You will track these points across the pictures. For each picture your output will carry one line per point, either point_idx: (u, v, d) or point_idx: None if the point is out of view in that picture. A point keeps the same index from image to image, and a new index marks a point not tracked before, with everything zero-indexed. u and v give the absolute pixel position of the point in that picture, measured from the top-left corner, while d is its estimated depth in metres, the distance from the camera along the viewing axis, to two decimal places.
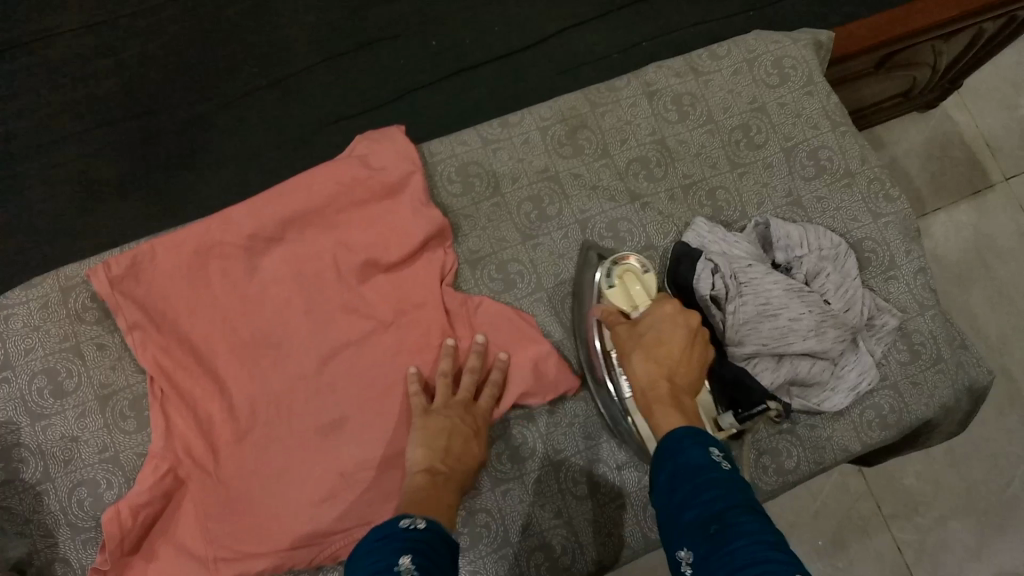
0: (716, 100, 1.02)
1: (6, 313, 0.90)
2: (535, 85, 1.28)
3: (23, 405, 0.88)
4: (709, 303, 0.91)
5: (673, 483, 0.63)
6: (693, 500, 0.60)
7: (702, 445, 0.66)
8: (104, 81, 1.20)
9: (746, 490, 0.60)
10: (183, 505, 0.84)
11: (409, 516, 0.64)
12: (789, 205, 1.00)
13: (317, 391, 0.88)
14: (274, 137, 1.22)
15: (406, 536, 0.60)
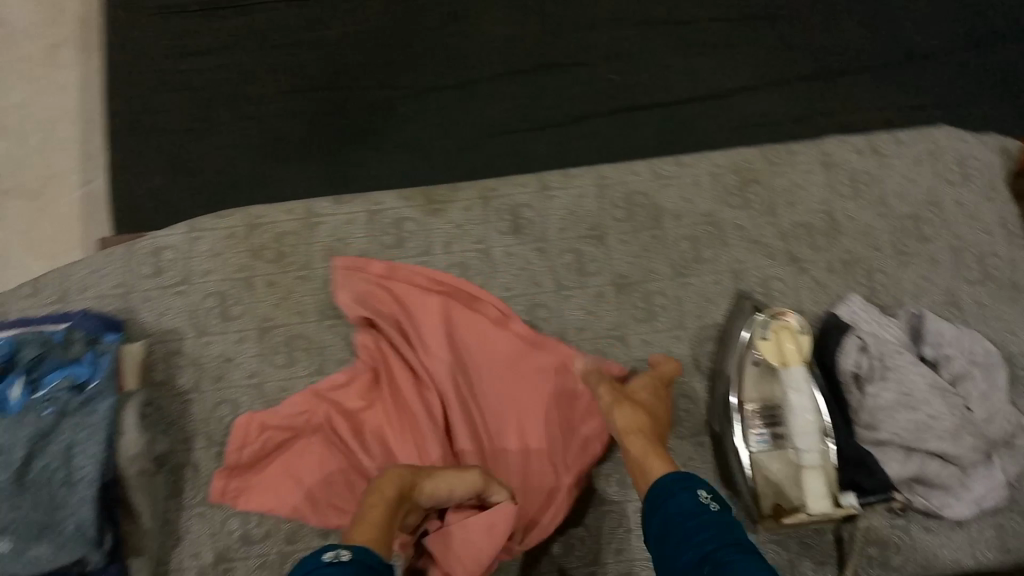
0: (893, 185, 1.03)
1: (196, 234, 0.98)
2: (705, 135, 1.29)
3: (192, 319, 0.96)
4: (850, 380, 0.92)
5: (665, 529, 0.67)
6: (685, 542, 0.63)
7: (690, 489, 0.69)
8: (309, 50, 1.30)
9: (733, 526, 0.65)
10: (302, 446, 0.92)
11: (332, 548, 0.67)
12: (946, 303, 0.99)
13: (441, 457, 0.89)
14: (451, 136, 1.29)
15: (326, 569, 0.63)
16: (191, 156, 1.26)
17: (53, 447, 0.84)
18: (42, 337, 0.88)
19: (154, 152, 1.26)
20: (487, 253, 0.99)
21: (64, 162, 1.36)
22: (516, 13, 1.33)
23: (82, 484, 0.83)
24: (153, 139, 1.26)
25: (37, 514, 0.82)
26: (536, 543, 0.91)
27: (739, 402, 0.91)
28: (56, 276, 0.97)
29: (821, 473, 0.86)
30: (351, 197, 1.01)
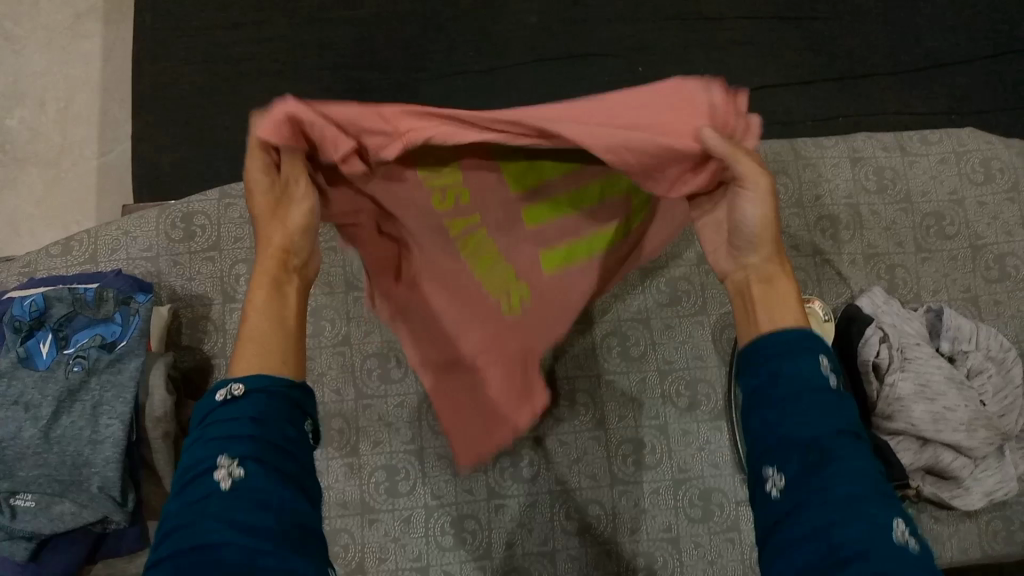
0: (918, 182, 1.04)
1: (228, 202, 0.99)
2: None
3: (220, 285, 0.97)
4: (869, 369, 0.92)
5: (763, 394, 0.55)
6: (786, 418, 0.53)
7: (814, 350, 0.56)
8: (336, 28, 1.30)
9: (849, 419, 0.53)
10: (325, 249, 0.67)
11: (225, 381, 0.53)
12: (965, 301, 1.00)
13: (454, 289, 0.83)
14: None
15: (226, 413, 0.51)
16: (215, 129, 1.27)
17: (80, 405, 0.83)
18: (74, 294, 0.88)
19: (177, 124, 1.27)
20: None
21: (81, 134, 1.35)
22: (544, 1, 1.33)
23: (106, 444, 0.81)
24: (177, 111, 1.27)
25: (61, 471, 0.81)
26: (552, 520, 0.92)
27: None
28: (85, 237, 0.97)
29: None
30: None
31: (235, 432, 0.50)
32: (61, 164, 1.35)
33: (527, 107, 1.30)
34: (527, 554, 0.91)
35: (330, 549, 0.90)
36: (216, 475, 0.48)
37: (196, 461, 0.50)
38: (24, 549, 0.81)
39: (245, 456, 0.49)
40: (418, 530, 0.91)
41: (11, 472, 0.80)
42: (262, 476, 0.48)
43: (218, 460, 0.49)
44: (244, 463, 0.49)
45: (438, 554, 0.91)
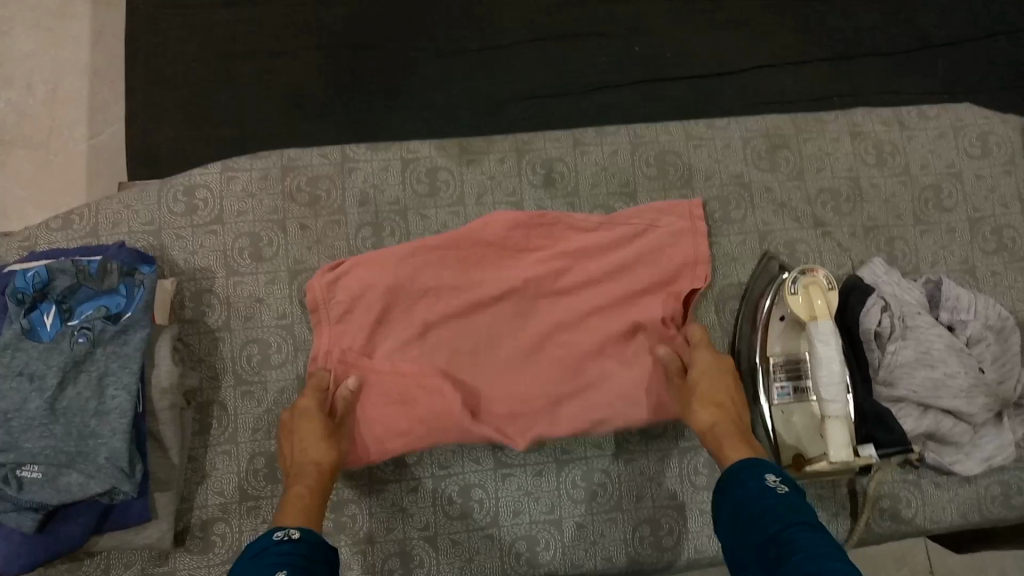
0: (916, 155, 1.05)
1: (230, 174, 0.98)
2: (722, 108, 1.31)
3: (224, 258, 0.96)
4: (871, 337, 0.93)
5: (738, 512, 0.70)
6: (759, 518, 0.67)
7: (757, 475, 0.73)
8: (332, 7, 1.30)
9: (804, 511, 0.67)
10: (406, 338, 0.92)
11: (283, 529, 0.71)
12: (963, 272, 1.01)
13: (466, 329, 0.93)
14: (471, 101, 1.30)
15: (278, 549, 0.66)
16: (211, 110, 1.26)
17: (85, 375, 0.82)
18: (76, 266, 0.86)
19: (172, 104, 1.26)
20: (519, 205, 1.01)
21: (72, 116, 1.34)
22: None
23: (113, 414, 0.81)
24: (170, 92, 1.26)
25: (67, 443, 0.80)
26: (558, 489, 0.93)
27: (762, 357, 0.93)
28: (85, 211, 0.96)
29: (841, 427, 0.85)
30: (385, 145, 1.01)
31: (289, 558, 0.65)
32: (51, 146, 1.33)
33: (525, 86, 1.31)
34: (535, 522, 0.92)
35: (337, 521, 0.90)
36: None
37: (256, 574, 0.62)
38: (31, 520, 0.80)
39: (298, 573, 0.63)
40: (426, 499, 0.92)
41: (16, 443, 0.79)
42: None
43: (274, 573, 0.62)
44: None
45: (446, 523, 0.91)
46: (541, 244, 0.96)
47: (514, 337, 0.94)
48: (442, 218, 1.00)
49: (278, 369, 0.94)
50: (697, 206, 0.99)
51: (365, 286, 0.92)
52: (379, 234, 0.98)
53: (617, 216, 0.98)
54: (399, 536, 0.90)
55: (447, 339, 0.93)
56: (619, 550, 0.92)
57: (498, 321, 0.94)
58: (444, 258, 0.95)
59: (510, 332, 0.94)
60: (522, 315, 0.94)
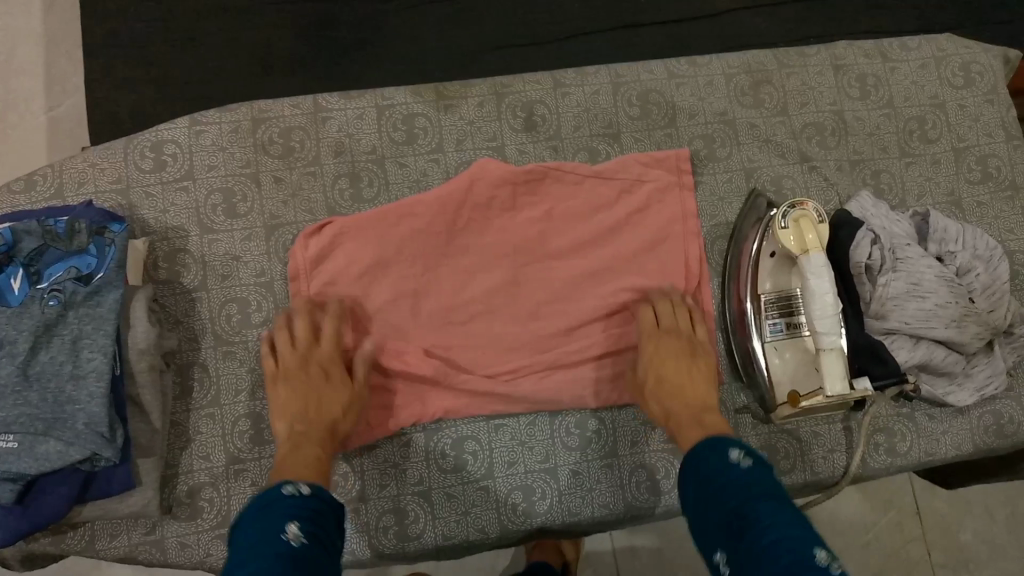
0: (900, 87, 1.04)
1: (198, 129, 0.94)
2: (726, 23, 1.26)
3: (197, 216, 0.92)
4: (861, 271, 0.90)
5: (700, 487, 0.70)
6: (719, 500, 0.66)
7: (719, 449, 0.73)
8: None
9: (766, 486, 0.66)
10: (382, 319, 0.90)
11: (292, 483, 0.70)
12: (949, 203, 1.01)
13: (446, 313, 0.91)
14: (445, 50, 1.23)
15: (288, 503, 0.66)
16: (174, 74, 1.17)
17: (59, 339, 0.78)
18: (42, 227, 0.82)
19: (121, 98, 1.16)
20: (500, 151, 0.98)
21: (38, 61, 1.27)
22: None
23: (90, 377, 0.77)
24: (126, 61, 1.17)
25: (43, 410, 0.75)
26: (553, 439, 0.90)
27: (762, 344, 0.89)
28: (49, 171, 0.92)
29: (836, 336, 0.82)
30: (359, 92, 0.98)
31: (297, 512, 0.65)
32: (7, 120, 1.26)
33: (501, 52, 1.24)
34: (532, 470, 0.89)
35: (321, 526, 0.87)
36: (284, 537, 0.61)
37: (265, 528, 0.62)
38: (10, 491, 0.75)
39: (305, 528, 0.63)
40: (419, 448, 0.88)
41: None
42: (312, 552, 0.61)
43: (285, 527, 0.62)
44: (305, 535, 0.62)
45: (440, 477, 0.88)
46: (523, 242, 0.93)
47: (501, 319, 0.92)
48: (422, 166, 0.97)
49: (259, 328, 0.91)
50: (684, 157, 0.97)
51: (347, 253, 0.90)
52: (357, 185, 0.95)
53: (605, 170, 0.96)
54: (377, 524, 0.86)
55: (431, 324, 0.90)
56: (616, 497, 0.89)
57: (481, 293, 0.92)
58: (416, 228, 0.91)
59: (495, 305, 0.92)
60: (506, 308, 0.92)
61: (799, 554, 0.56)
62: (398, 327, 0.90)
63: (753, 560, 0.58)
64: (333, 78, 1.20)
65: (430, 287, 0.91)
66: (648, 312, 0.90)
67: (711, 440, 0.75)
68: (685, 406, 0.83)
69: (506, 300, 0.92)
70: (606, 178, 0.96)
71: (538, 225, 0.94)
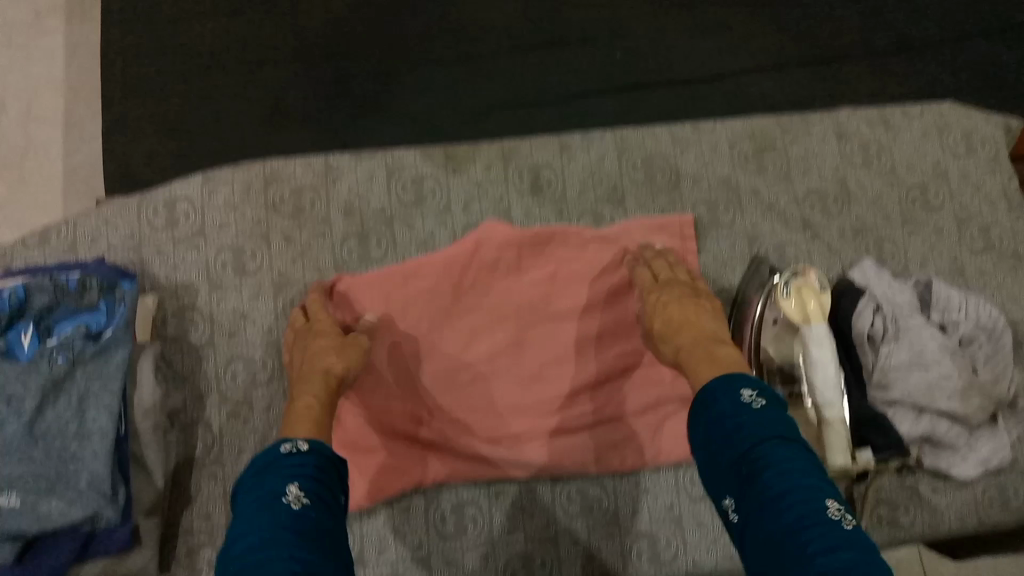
0: (903, 155, 1.04)
1: (211, 187, 0.96)
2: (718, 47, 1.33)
3: (207, 274, 0.94)
4: (864, 341, 0.93)
5: (709, 431, 0.66)
6: (733, 437, 0.63)
7: (731, 388, 0.67)
8: (308, 79, 1.28)
9: (781, 425, 0.63)
10: (398, 350, 0.92)
11: (292, 440, 0.69)
12: (952, 272, 1.02)
13: (460, 339, 0.93)
14: (455, 81, 1.29)
15: (291, 463, 0.66)
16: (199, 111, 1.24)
17: (65, 397, 0.80)
18: (55, 284, 0.84)
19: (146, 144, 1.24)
20: (507, 213, 0.99)
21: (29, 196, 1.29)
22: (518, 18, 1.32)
23: (94, 437, 0.80)
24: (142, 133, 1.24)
25: (46, 467, 0.78)
26: (553, 504, 0.92)
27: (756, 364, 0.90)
28: (64, 226, 0.94)
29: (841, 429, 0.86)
30: (370, 153, 0.99)
31: (299, 474, 0.65)
32: (26, 166, 1.29)
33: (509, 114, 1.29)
34: (528, 536, 0.90)
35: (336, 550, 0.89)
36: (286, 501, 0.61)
37: (267, 492, 0.62)
38: (9, 550, 0.77)
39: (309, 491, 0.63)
40: (419, 518, 0.90)
41: None
42: (315, 514, 0.62)
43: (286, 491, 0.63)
44: (308, 497, 0.63)
45: (439, 542, 0.90)
46: (526, 332, 0.95)
47: (504, 390, 0.93)
48: (430, 228, 0.98)
49: (265, 387, 0.92)
50: (688, 223, 0.98)
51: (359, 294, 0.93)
52: (366, 245, 0.97)
53: (609, 235, 0.97)
54: (388, 529, 0.90)
55: (446, 355, 0.93)
56: (618, 566, 0.90)
57: (488, 336, 0.94)
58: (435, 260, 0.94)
59: (508, 340, 0.94)
60: (523, 316, 0.95)
61: (811, 516, 0.56)
62: (419, 326, 0.93)
63: (763, 517, 0.58)
64: (347, 102, 1.27)
65: (446, 315, 0.94)
66: (644, 272, 0.91)
67: (726, 375, 0.69)
68: (695, 338, 0.78)
69: (511, 338, 0.94)
70: (610, 244, 0.97)
71: (542, 289, 0.96)
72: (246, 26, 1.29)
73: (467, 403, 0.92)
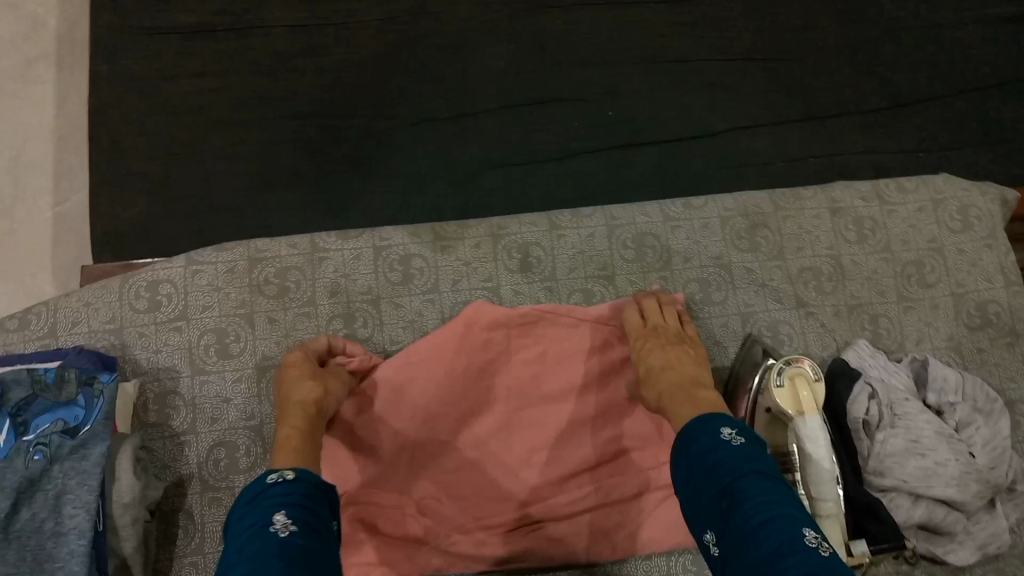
0: (897, 231, 1.03)
1: (195, 268, 0.95)
2: (722, 103, 1.24)
3: (189, 356, 0.92)
4: (859, 426, 0.92)
5: (691, 470, 0.67)
6: (714, 472, 0.64)
7: (712, 429, 0.68)
8: (284, 141, 1.18)
9: (759, 459, 0.64)
10: (385, 440, 0.90)
11: (276, 470, 0.68)
12: (949, 349, 1.00)
13: (447, 428, 0.92)
14: (447, 137, 1.19)
15: (277, 491, 0.64)
16: (184, 161, 1.17)
17: (42, 495, 0.78)
18: (31, 375, 0.83)
19: (138, 197, 1.15)
20: (496, 291, 0.98)
21: (16, 250, 1.22)
22: (510, 74, 1.22)
23: (71, 535, 0.77)
24: (129, 187, 1.15)
25: (20, 570, 0.75)
26: None
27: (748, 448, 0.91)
28: (43, 309, 0.93)
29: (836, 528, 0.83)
30: (357, 232, 0.98)
31: (286, 500, 0.63)
32: (15, 216, 1.23)
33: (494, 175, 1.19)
34: None
35: None
36: (273, 528, 0.60)
37: (253, 522, 0.61)
38: None
39: (297, 517, 0.62)
40: None
41: None
42: (305, 540, 0.60)
43: (273, 518, 0.61)
44: (296, 523, 0.61)
45: None
46: (518, 417, 0.93)
47: (493, 474, 0.91)
48: (417, 307, 0.97)
49: (247, 473, 0.90)
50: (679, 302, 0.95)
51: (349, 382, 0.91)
52: (351, 326, 0.95)
53: (602, 314, 0.95)
54: None
55: (434, 443, 0.91)
56: None
57: (477, 425, 0.92)
58: (423, 345, 0.92)
59: (496, 427, 0.92)
60: (513, 401, 0.93)
61: (786, 542, 0.56)
62: (407, 413, 0.91)
63: (742, 546, 0.58)
64: (331, 162, 1.18)
65: (433, 403, 0.91)
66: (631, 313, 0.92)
67: (699, 416, 0.72)
68: (674, 385, 0.81)
69: (500, 423, 0.92)
70: (603, 324, 0.95)
71: (531, 370, 0.94)
72: (236, 76, 1.20)
73: (460, 488, 0.91)
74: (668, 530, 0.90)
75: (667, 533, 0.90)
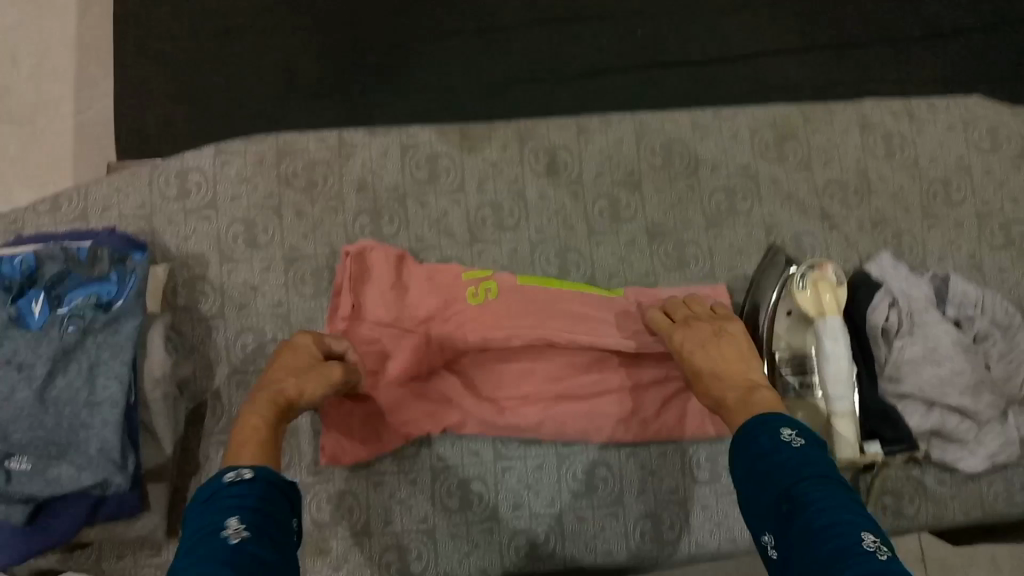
0: (926, 148, 1.03)
1: (224, 158, 0.95)
2: (752, 22, 1.22)
3: (217, 244, 0.93)
4: (878, 334, 0.91)
5: (747, 472, 0.61)
6: (772, 475, 0.58)
7: (772, 429, 0.62)
8: (309, 46, 1.17)
9: (821, 463, 0.58)
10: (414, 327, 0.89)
11: (233, 468, 0.61)
12: (971, 267, 1.00)
13: (479, 318, 0.89)
14: (471, 50, 1.18)
15: (233, 493, 0.58)
16: (208, 64, 1.15)
17: (76, 364, 0.79)
18: (65, 252, 0.84)
19: (163, 102, 1.15)
20: (521, 193, 0.98)
21: (37, 154, 1.22)
22: None
23: (104, 406, 0.78)
24: (156, 90, 1.15)
25: (58, 434, 0.77)
26: (560, 482, 0.91)
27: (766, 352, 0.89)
28: (74, 195, 0.93)
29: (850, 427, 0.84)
30: (385, 129, 0.99)
31: (239, 503, 0.57)
32: (36, 122, 1.22)
33: (518, 89, 1.18)
34: (535, 515, 0.90)
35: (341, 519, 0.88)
36: (225, 534, 0.54)
37: (202, 525, 0.55)
38: (21, 512, 0.77)
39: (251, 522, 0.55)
40: (426, 490, 0.89)
41: (6, 433, 0.77)
42: (258, 549, 0.53)
43: (225, 523, 0.55)
44: (249, 528, 0.55)
45: (446, 517, 0.89)
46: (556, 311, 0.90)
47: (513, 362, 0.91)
48: (443, 206, 0.97)
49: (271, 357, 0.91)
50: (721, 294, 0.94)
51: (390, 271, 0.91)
52: (378, 222, 0.96)
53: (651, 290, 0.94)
54: (393, 501, 0.89)
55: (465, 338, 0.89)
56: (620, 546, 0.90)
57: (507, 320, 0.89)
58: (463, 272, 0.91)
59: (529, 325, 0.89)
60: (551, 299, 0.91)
61: (851, 545, 0.50)
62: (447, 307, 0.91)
63: (802, 549, 0.52)
64: (355, 73, 1.17)
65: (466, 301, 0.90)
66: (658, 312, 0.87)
67: (760, 416, 0.64)
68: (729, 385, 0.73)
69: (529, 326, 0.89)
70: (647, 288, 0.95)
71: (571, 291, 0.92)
72: None
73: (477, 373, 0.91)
74: (689, 422, 0.92)
75: (688, 425, 0.91)
